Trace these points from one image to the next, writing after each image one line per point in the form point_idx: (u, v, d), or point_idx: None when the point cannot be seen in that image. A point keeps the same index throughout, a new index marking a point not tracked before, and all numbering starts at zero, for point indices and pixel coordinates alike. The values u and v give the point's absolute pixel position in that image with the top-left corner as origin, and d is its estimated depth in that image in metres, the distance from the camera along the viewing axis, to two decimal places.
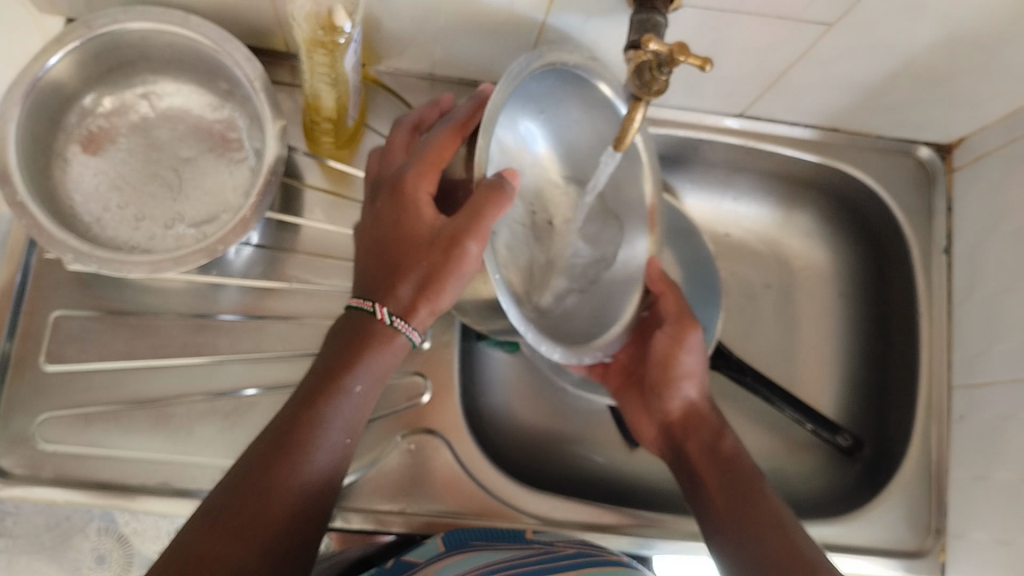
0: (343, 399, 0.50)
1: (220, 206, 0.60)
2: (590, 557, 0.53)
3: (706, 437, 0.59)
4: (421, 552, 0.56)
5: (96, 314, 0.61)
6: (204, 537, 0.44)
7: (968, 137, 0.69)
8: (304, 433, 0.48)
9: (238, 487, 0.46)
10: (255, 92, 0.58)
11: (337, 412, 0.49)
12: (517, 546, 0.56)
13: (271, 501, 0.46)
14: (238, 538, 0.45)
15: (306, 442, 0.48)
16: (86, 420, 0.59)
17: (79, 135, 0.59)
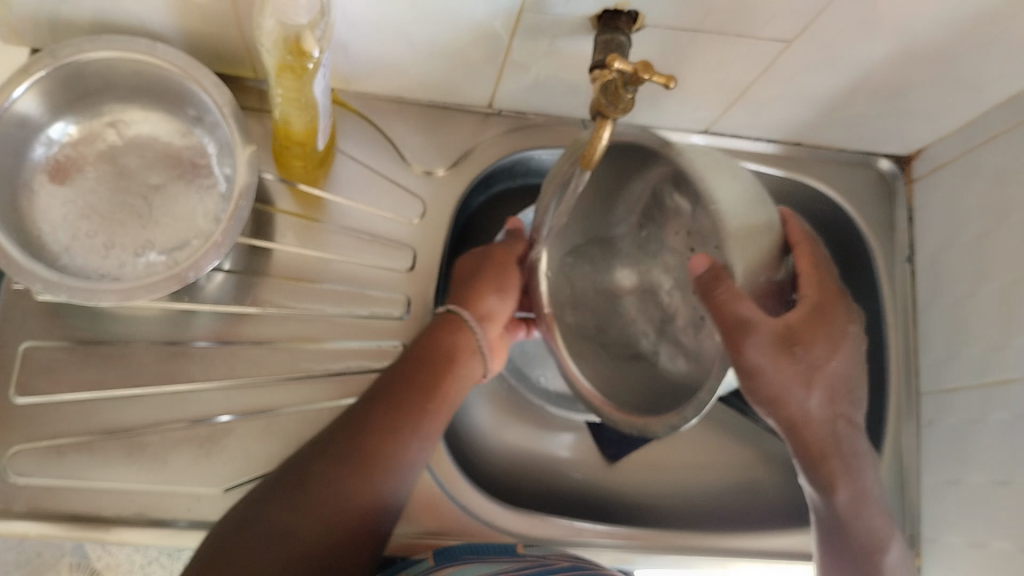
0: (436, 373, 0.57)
1: (192, 233, 0.60)
2: (586, 570, 0.54)
3: (830, 470, 0.60)
4: (412, 569, 0.56)
5: (67, 344, 0.60)
6: (307, 474, 0.51)
7: (926, 148, 0.71)
8: (397, 397, 0.55)
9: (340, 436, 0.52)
10: (224, 118, 0.58)
11: (431, 382, 0.56)
12: (510, 559, 0.56)
13: (365, 460, 0.52)
14: (331, 480, 0.51)
15: (397, 405, 0.54)
16: (58, 453, 0.58)
17: (46, 165, 0.59)
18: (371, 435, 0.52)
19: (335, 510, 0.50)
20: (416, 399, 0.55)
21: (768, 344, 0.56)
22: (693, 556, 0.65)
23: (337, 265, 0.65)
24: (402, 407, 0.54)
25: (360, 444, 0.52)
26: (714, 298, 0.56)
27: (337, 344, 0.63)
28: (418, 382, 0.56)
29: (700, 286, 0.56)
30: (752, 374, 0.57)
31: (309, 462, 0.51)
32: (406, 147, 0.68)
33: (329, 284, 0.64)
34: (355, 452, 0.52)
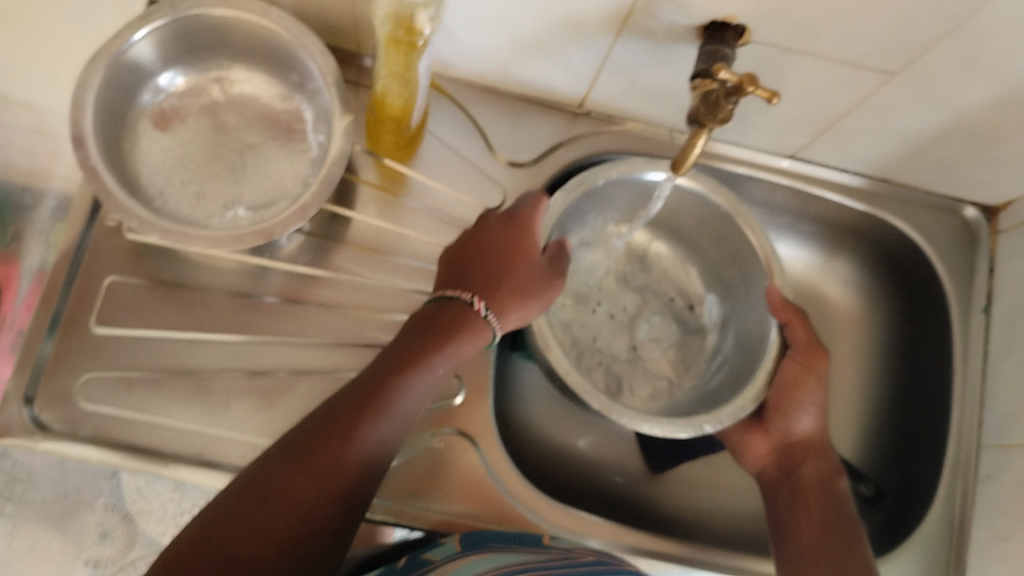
0: (420, 378, 0.52)
1: (280, 193, 0.62)
2: (611, 567, 0.54)
3: (818, 474, 0.62)
4: (438, 551, 0.57)
5: (148, 284, 0.63)
6: (285, 460, 0.46)
7: (1015, 200, 0.70)
8: (378, 394, 0.50)
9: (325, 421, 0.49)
10: (327, 86, 0.60)
11: (415, 387, 0.52)
12: (535, 551, 0.56)
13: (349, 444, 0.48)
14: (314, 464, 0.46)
15: (387, 394, 0.51)
16: (128, 385, 0.60)
17: (153, 112, 0.62)
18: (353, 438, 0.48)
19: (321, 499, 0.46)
20: (396, 401, 0.51)
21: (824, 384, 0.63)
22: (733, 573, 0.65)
23: (412, 242, 0.66)
24: (390, 398, 0.50)
25: (341, 442, 0.47)
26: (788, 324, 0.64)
27: (401, 317, 0.64)
28: (398, 383, 0.51)
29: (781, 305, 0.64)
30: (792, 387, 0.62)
31: (282, 464, 0.46)
32: (494, 136, 0.69)
33: (401, 259, 0.65)
34: (333, 453, 0.47)
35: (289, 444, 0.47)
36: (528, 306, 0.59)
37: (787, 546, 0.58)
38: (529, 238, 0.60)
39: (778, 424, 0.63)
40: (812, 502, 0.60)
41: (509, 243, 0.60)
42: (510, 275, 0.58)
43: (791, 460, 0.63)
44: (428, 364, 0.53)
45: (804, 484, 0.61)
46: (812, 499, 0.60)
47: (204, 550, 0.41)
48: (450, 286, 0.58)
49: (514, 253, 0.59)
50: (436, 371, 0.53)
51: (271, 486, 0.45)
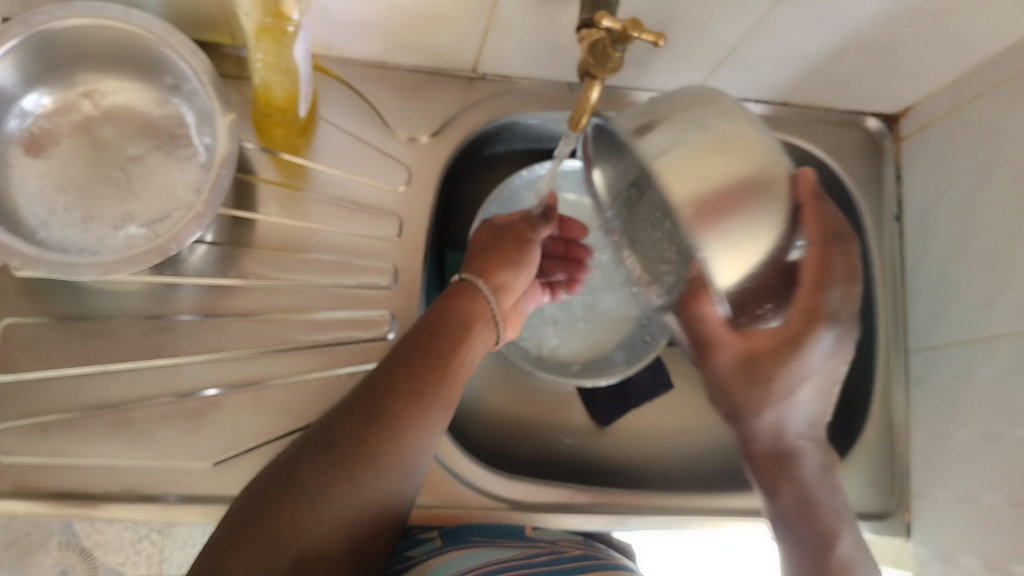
0: (443, 372, 0.54)
1: (173, 205, 0.59)
2: (595, 560, 0.56)
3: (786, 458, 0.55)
4: (421, 547, 0.59)
5: (48, 321, 0.59)
6: (311, 460, 0.48)
7: (914, 105, 0.71)
8: (426, 380, 0.53)
9: (352, 420, 0.50)
10: (203, 85, 0.57)
11: (439, 382, 0.53)
12: (520, 544, 0.58)
13: (375, 446, 0.49)
14: (339, 467, 0.48)
15: (414, 390, 0.52)
16: (43, 431, 0.57)
17: (21, 138, 0.57)
18: (398, 429, 0.50)
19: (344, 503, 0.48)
20: (435, 398, 0.53)
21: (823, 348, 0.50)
22: (688, 516, 0.66)
23: (322, 235, 0.64)
24: (417, 395, 0.52)
25: (394, 432, 0.50)
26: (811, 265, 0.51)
27: (324, 315, 0.62)
28: (444, 370, 0.54)
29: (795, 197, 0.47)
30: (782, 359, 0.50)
31: (309, 462, 0.48)
32: (390, 113, 0.66)
33: (314, 256, 0.63)
34: (382, 441, 0.50)
35: (339, 423, 0.50)
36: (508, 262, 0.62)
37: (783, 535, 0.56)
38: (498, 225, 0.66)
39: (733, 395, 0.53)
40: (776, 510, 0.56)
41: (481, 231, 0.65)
42: (483, 247, 0.63)
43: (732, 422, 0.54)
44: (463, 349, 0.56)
45: (777, 473, 0.55)
46: (780, 479, 0.55)
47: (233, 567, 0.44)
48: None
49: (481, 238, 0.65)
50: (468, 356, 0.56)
51: (296, 487, 0.47)
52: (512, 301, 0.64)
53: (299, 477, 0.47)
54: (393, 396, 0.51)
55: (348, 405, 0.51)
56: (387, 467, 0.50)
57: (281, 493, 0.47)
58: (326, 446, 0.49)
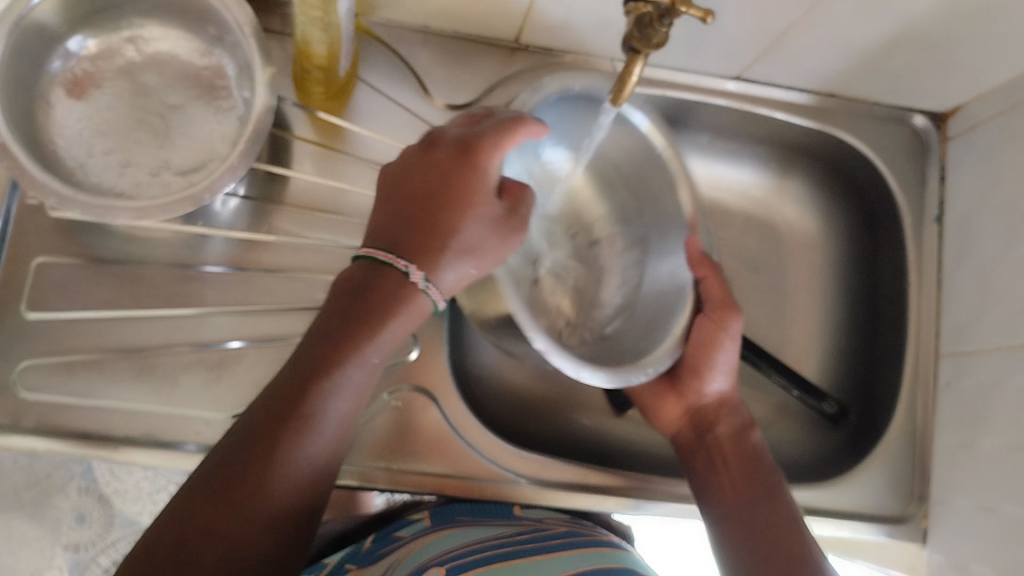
0: (348, 375, 0.48)
1: (209, 155, 0.59)
2: (581, 537, 0.57)
3: (730, 432, 0.61)
4: (410, 528, 0.61)
5: (80, 263, 0.60)
6: (200, 504, 0.44)
7: (963, 105, 0.69)
8: (275, 449, 0.46)
9: (241, 450, 0.46)
10: (245, 37, 0.57)
11: (341, 389, 0.48)
12: (506, 523, 0.60)
13: (266, 476, 0.45)
14: (233, 508, 0.44)
15: (312, 405, 0.47)
16: (68, 369, 0.58)
17: (64, 79, 0.58)
18: (292, 452, 0.46)
19: (247, 542, 0.44)
20: (331, 404, 0.48)
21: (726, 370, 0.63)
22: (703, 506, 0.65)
23: (355, 197, 0.63)
24: (316, 409, 0.47)
25: (239, 514, 0.44)
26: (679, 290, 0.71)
27: None
28: (303, 431, 0.47)
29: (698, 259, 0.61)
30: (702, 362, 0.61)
31: (199, 499, 0.44)
32: (429, 79, 0.66)
33: (344, 217, 0.63)
34: (272, 472, 0.45)
35: (187, 515, 0.44)
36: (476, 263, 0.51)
37: (720, 505, 0.59)
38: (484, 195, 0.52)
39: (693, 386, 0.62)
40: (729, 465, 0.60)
41: (451, 186, 0.51)
42: (448, 226, 0.50)
43: (704, 421, 0.62)
44: (331, 397, 0.48)
45: (725, 442, 0.61)
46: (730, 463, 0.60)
47: None
48: (378, 239, 0.50)
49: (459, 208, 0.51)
50: (343, 399, 0.49)
51: (189, 529, 0.43)
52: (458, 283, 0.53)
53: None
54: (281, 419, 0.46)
55: (191, 493, 0.45)
56: (237, 552, 0.44)
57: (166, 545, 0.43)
58: (172, 542, 0.43)
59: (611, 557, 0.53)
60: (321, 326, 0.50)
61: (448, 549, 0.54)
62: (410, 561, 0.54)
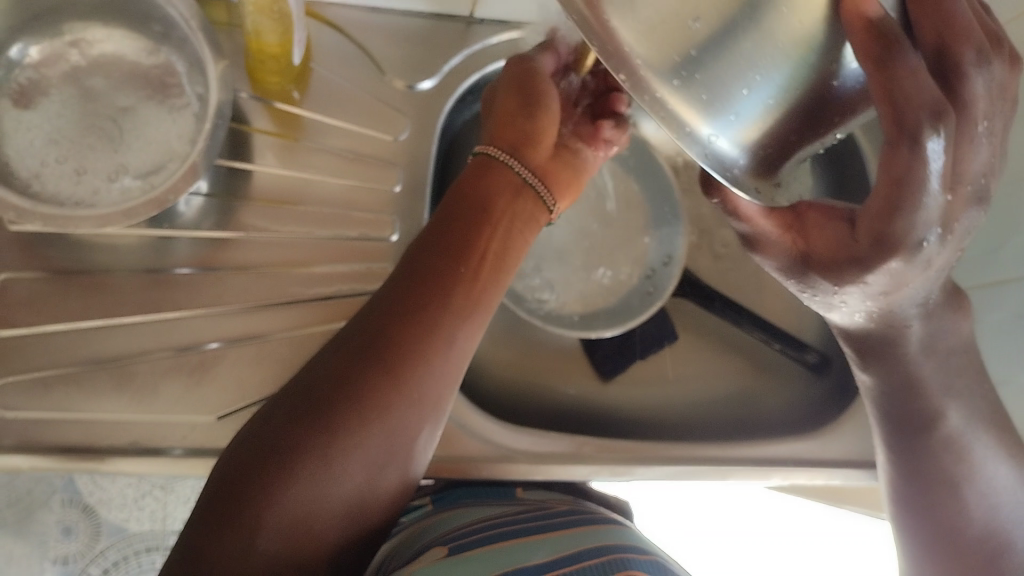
0: (449, 241, 0.51)
1: (167, 156, 0.58)
2: (583, 513, 0.58)
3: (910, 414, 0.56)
4: (412, 514, 0.62)
5: (45, 276, 0.59)
6: (332, 360, 0.48)
7: None
8: (396, 316, 0.48)
9: (372, 313, 0.49)
10: (193, 31, 0.56)
11: (447, 252, 0.51)
12: (511, 503, 0.61)
13: (392, 332, 0.48)
14: (355, 360, 0.47)
15: (423, 272, 0.50)
16: (44, 386, 0.57)
17: (9, 89, 0.56)
18: (413, 311, 0.49)
19: (364, 391, 0.46)
20: (442, 262, 0.50)
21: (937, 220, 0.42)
22: (694, 465, 0.66)
23: (324, 186, 0.63)
24: (427, 274, 0.50)
25: (358, 375, 0.47)
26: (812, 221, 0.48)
27: (325, 267, 0.62)
28: (420, 288, 0.49)
29: (889, 59, 0.37)
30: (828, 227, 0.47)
31: (333, 356, 0.48)
32: (384, 59, 0.65)
33: (312, 207, 0.62)
34: (391, 331, 0.48)
35: (316, 373, 0.48)
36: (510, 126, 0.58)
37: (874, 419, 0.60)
38: (544, 82, 0.59)
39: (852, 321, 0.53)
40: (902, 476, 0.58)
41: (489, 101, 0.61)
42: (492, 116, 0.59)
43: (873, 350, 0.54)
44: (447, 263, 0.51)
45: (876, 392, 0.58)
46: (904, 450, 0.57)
47: (242, 466, 0.45)
48: None
49: (531, 108, 0.58)
50: (473, 324, 0.51)
51: (315, 383, 0.47)
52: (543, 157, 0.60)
53: (262, 437, 0.46)
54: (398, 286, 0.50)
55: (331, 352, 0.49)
56: (357, 394, 0.46)
57: (299, 403, 0.47)
58: (298, 401, 0.47)
59: (619, 534, 0.54)
60: (433, 228, 0.52)
61: (452, 528, 0.54)
62: (413, 544, 0.54)
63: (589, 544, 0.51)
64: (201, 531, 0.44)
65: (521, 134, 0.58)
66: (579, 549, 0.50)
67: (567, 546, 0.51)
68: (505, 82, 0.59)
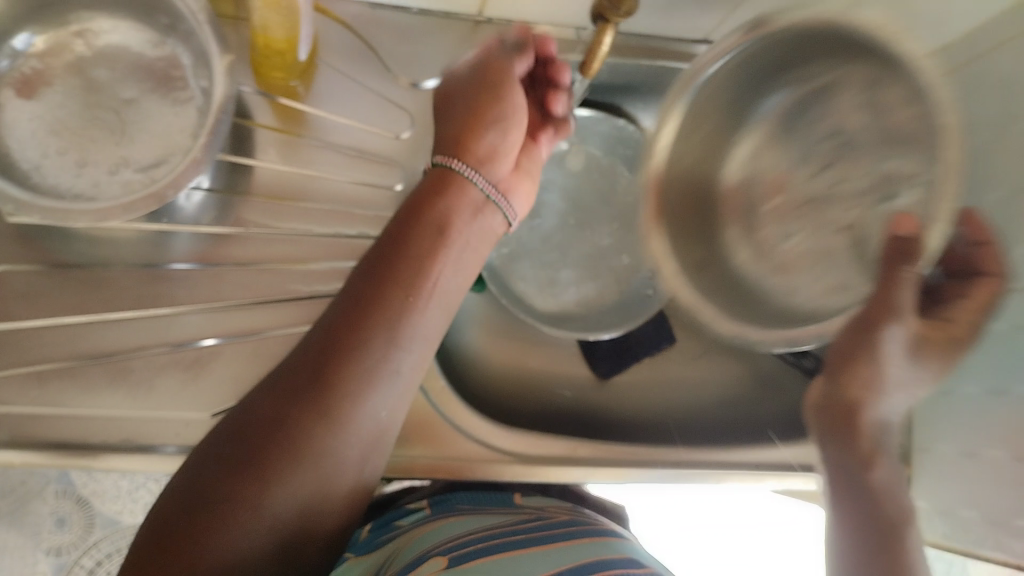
0: (400, 270, 0.51)
1: (170, 150, 0.57)
2: (584, 525, 0.57)
3: (857, 453, 0.56)
4: (409, 517, 0.61)
5: (42, 269, 0.58)
6: (268, 402, 0.47)
7: None
8: (335, 353, 0.48)
9: (307, 352, 0.49)
10: (198, 24, 0.55)
11: (392, 282, 0.50)
12: (509, 512, 0.60)
13: (329, 371, 0.48)
14: (290, 403, 0.47)
15: (365, 306, 0.49)
16: (39, 379, 0.57)
17: (13, 79, 0.55)
18: (352, 347, 0.48)
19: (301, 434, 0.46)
20: (382, 298, 0.50)
21: (907, 340, 0.53)
22: (689, 471, 0.66)
23: (325, 183, 0.62)
24: (369, 308, 0.49)
25: (293, 419, 0.46)
26: (893, 269, 0.51)
27: (325, 264, 0.61)
28: (359, 322, 0.49)
29: (891, 244, 0.51)
30: (892, 299, 0.51)
31: (267, 398, 0.48)
32: (391, 57, 0.64)
33: (313, 204, 0.61)
34: (328, 372, 0.48)
35: (249, 418, 0.47)
36: (479, 136, 0.57)
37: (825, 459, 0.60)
38: (508, 84, 0.57)
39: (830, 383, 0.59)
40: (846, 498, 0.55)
41: (448, 93, 0.58)
42: (454, 119, 0.57)
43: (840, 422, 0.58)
44: (388, 297, 0.50)
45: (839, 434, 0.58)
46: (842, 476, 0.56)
47: (172, 521, 0.43)
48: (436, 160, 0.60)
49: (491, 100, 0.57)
50: (412, 354, 0.51)
51: (250, 427, 0.46)
52: (510, 163, 0.60)
53: (192, 489, 0.44)
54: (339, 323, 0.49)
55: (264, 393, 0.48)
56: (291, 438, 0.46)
57: (228, 453, 0.45)
58: (232, 452, 0.46)
59: (612, 546, 0.53)
60: (369, 259, 0.52)
61: (449, 538, 0.54)
62: (409, 551, 0.53)
63: (590, 559, 0.50)
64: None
65: (484, 142, 0.57)
66: (580, 564, 0.49)
67: (567, 559, 0.50)
68: (472, 83, 0.57)
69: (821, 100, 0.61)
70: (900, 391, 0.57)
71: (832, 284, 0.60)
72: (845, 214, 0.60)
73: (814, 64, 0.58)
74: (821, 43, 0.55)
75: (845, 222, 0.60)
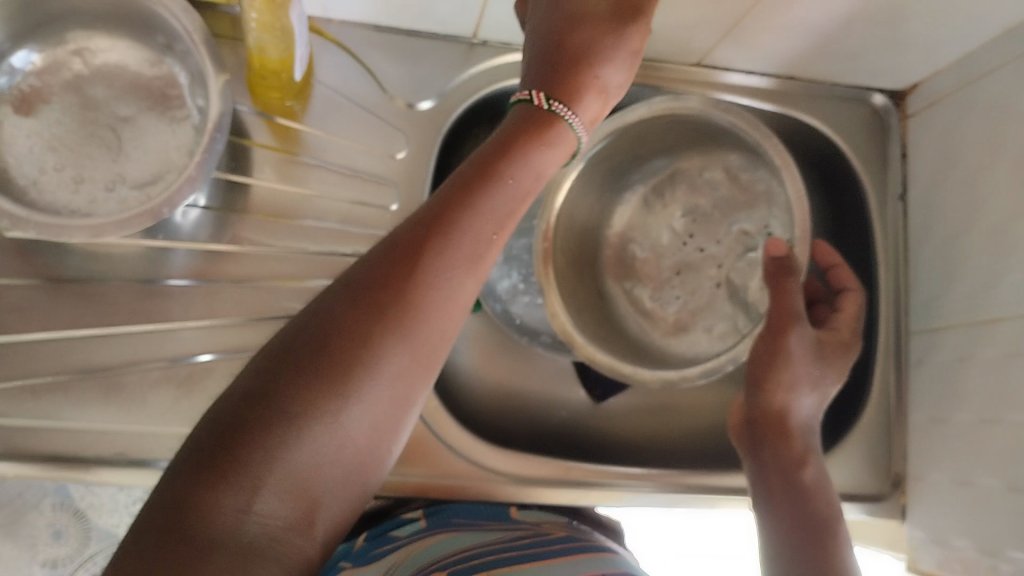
0: (489, 195, 0.45)
1: (166, 167, 0.58)
2: (581, 542, 0.55)
3: (787, 455, 0.57)
4: (404, 528, 0.59)
5: (38, 283, 0.58)
6: (335, 313, 0.40)
7: (922, 81, 0.69)
8: (420, 261, 0.42)
9: (386, 259, 0.42)
10: (194, 44, 0.56)
11: (482, 205, 0.44)
12: (506, 526, 0.58)
13: (411, 279, 0.41)
14: (363, 315, 0.40)
15: (455, 219, 0.43)
16: (32, 393, 0.57)
17: (11, 96, 0.56)
18: (440, 259, 0.42)
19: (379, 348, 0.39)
20: (466, 216, 0.44)
21: (808, 341, 0.58)
22: (682, 496, 0.66)
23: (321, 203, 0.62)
24: (460, 221, 0.43)
25: (369, 327, 0.40)
26: (781, 284, 0.57)
27: (318, 282, 0.62)
28: (444, 237, 0.43)
29: (769, 266, 0.58)
30: (790, 308, 0.57)
31: (340, 307, 0.40)
32: (386, 77, 0.65)
33: (309, 222, 0.62)
34: (408, 279, 0.41)
35: (321, 321, 0.40)
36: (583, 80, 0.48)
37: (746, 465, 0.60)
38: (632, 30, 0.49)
39: (753, 395, 0.58)
40: (779, 504, 0.56)
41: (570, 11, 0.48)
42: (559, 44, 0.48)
43: (762, 435, 0.58)
44: (477, 219, 0.44)
45: (763, 440, 0.58)
46: (775, 481, 0.57)
47: (229, 424, 0.37)
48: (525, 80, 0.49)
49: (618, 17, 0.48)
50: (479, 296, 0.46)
51: (325, 330, 0.39)
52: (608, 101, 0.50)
53: (257, 389, 0.38)
54: (423, 231, 0.43)
55: (329, 305, 0.40)
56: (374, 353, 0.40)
57: (295, 351, 0.39)
58: (305, 349, 0.39)
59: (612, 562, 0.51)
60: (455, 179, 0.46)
61: (445, 553, 0.52)
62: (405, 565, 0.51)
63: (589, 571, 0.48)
64: (179, 496, 0.35)
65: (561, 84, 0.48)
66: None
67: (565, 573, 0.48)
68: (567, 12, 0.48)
69: (671, 188, 0.72)
70: (813, 389, 0.58)
71: (719, 322, 0.67)
72: (712, 273, 0.70)
73: (661, 157, 0.71)
74: (673, 136, 0.69)
75: (715, 279, 0.70)
